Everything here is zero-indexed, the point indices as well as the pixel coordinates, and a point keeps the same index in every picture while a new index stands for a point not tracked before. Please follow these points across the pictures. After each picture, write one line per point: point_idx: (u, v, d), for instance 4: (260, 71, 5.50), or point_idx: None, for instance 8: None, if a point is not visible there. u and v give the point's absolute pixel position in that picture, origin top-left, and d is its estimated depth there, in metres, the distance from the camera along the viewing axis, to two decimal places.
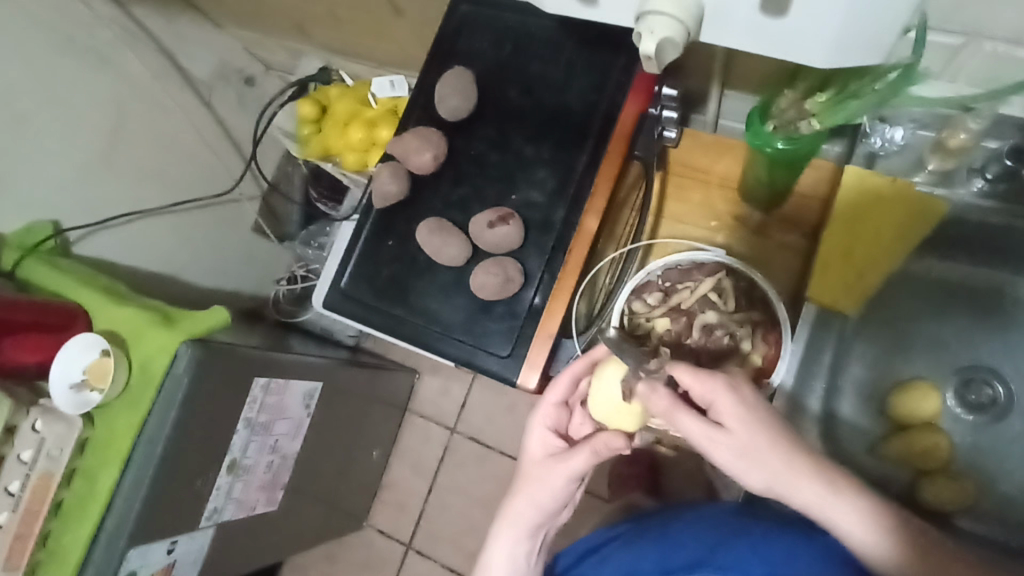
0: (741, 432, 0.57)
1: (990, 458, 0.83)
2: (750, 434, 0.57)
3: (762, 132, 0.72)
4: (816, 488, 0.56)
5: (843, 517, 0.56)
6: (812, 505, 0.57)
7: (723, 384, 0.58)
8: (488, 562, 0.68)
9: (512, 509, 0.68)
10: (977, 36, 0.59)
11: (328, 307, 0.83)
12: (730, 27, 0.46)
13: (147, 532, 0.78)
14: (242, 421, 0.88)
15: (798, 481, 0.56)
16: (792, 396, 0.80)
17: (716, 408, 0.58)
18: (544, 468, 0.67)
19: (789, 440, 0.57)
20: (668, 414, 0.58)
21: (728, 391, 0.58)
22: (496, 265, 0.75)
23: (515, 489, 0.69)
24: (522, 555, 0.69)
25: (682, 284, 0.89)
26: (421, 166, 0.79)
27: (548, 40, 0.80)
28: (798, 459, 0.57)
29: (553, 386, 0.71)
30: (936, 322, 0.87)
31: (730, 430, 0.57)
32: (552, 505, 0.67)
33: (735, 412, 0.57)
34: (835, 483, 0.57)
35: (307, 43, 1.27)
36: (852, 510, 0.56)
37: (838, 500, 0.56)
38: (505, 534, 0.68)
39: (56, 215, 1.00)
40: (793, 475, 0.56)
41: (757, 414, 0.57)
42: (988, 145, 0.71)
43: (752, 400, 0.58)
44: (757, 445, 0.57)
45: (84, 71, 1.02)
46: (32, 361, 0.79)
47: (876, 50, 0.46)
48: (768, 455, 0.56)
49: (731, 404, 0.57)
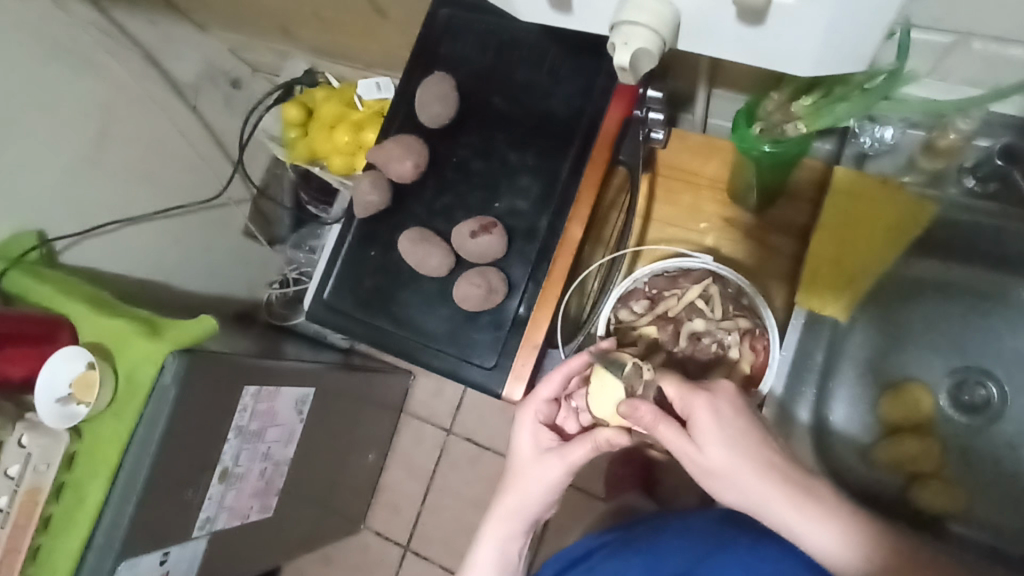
0: (712, 445, 0.57)
1: (983, 462, 0.82)
2: (722, 451, 0.57)
3: (748, 135, 0.69)
4: (788, 508, 0.55)
5: (815, 542, 0.54)
6: (785, 527, 0.56)
7: (699, 399, 0.59)
8: (478, 558, 0.68)
9: (505, 510, 0.68)
10: (967, 35, 0.57)
11: (312, 319, 0.82)
12: (708, 35, 0.45)
13: (137, 547, 0.77)
14: (233, 430, 0.87)
15: (768, 501, 0.55)
16: (781, 404, 0.80)
17: (694, 422, 0.58)
18: (539, 464, 0.67)
19: (762, 460, 0.56)
20: (653, 424, 0.59)
21: (705, 405, 0.58)
22: (480, 275, 0.74)
23: (508, 485, 0.69)
24: (511, 552, 0.69)
25: (669, 291, 0.87)
26: (403, 174, 0.78)
27: (531, 44, 0.78)
28: (770, 478, 0.56)
29: (546, 381, 0.69)
30: (928, 325, 0.85)
31: (703, 445, 0.57)
32: (544, 501, 0.68)
33: (710, 426, 0.57)
34: (812, 503, 0.55)
35: (293, 46, 1.26)
36: (825, 534, 0.54)
37: (810, 523, 0.54)
38: (495, 530, 0.68)
39: (41, 224, 0.99)
40: (767, 496, 0.55)
41: (734, 430, 0.57)
42: (980, 144, 0.69)
43: (731, 417, 0.58)
44: (728, 462, 0.56)
45: (65, 79, 1.00)
46: (16, 373, 0.79)
47: (857, 57, 0.44)
48: (737, 475, 0.56)
49: (705, 419, 0.57)
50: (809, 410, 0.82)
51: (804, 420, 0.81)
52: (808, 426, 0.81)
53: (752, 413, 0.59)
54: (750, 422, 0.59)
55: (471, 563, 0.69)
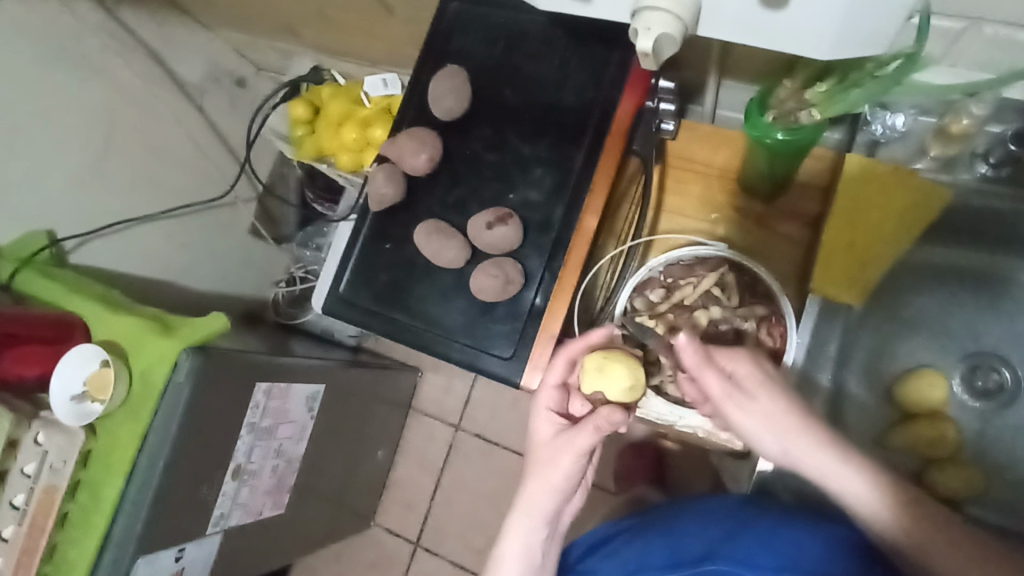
0: (761, 392, 0.57)
1: (997, 445, 0.83)
2: (770, 403, 0.57)
3: (760, 123, 0.70)
4: (835, 459, 0.56)
5: (854, 486, 0.56)
6: (827, 477, 0.57)
7: (741, 357, 0.59)
8: (504, 552, 0.67)
9: (526, 502, 0.67)
10: (979, 20, 0.58)
11: (328, 313, 0.83)
12: (725, 19, 0.46)
13: (155, 542, 0.77)
14: (245, 427, 0.87)
15: (813, 452, 0.57)
16: (803, 371, 0.81)
17: (739, 373, 0.59)
18: (551, 449, 0.65)
19: (807, 414, 0.57)
20: (698, 369, 0.58)
21: (748, 357, 0.59)
22: (496, 267, 0.75)
23: (527, 475, 0.67)
24: (536, 545, 0.68)
25: (685, 280, 0.90)
26: (417, 167, 0.78)
27: (541, 36, 0.79)
28: (815, 429, 0.57)
29: (552, 367, 0.69)
30: (941, 310, 0.86)
31: (750, 391, 0.58)
32: (563, 489, 0.66)
33: (758, 377, 0.58)
34: (852, 453, 0.56)
35: (298, 44, 1.26)
36: (862, 480, 0.55)
37: (850, 469, 0.56)
38: (520, 523, 0.67)
39: (51, 225, 0.99)
40: (812, 443, 0.57)
41: (777, 385, 0.58)
42: (992, 130, 0.70)
43: (772, 372, 0.59)
44: (778, 414, 0.57)
45: (73, 80, 1.00)
46: (31, 373, 0.79)
47: (871, 39, 0.45)
48: (782, 429, 0.57)
49: (752, 367, 0.58)
50: (831, 374, 0.83)
51: (825, 386, 0.82)
52: (828, 393, 0.82)
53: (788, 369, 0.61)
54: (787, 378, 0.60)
55: (497, 559, 0.68)
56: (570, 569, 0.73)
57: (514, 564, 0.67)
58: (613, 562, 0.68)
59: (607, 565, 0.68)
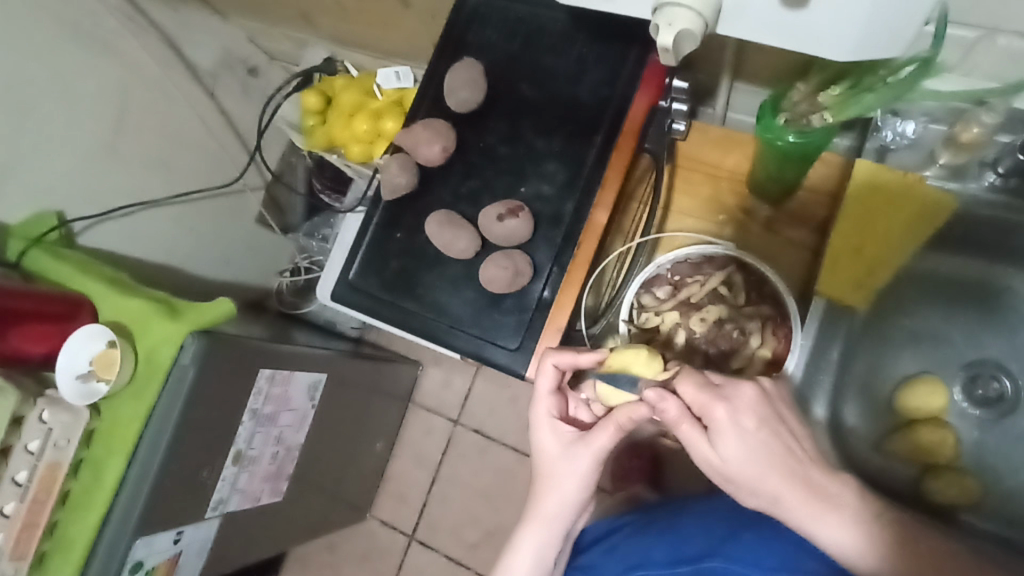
0: (731, 454, 0.53)
1: (995, 454, 0.84)
2: (741, 463, 0.53)
3: (773, 125, 0.72)
4: (810, 513, 0.51)
5: (834, 541, 0.51)
6: (803, 529, 0.52)
7: (717, 409, 0.54)
8: (516, 559, 0.67)
9: (541, 512, 0.66)
10: (993, 30, 0.58)
11: (336, 299, 0.83)
12: (746, 16, 0.47)
13: (155, 524, 0.78)
14: (247, 412, 0.87)
15: (786, 508, 0.52)
16: (799, 393, 0.85)
17: (712, 431, 0.54)
18: (565, 460, 0.64)
19: (784, 468, 0.52)
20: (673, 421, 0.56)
21: (725, 412, 0.54)
22: (506, 258, 0.75)
23: (540, 486, 0.66)
24: (548, 555, 0.67)
25: (692, 278, 0.92)
26: (431, 157, 0.79)
27: (558, 32, 0.79)
28: (791, 484, 0.52)
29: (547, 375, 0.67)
30: (942, 318, 0.87)
31: (723, 450, 0.54)
32: (576, 498, 0.65)
33: (730, 437, 0.53)
34: (832, 505, 0.51)
35: (313, 34, 1.27)
36: (842, 536, 0.51)
37: (828, 526, 0.51)
38: (533, 532, 0.66)
39: (60, 206, 0.99)
40: (786, 502, 0.52)
41: (754, 441, 0.53)
42: (1002, 139, 0.70)
43: (752, 427, 0.53)
44: (750, 470, 0.53)
45: (88, 60, 1.00)
46: (38, 350, 0.79)
47: (887, 40, 0.46)
48: (751, 484, 0.53)
49: (723, 428, 0.53)
50: (825, 407, 0.86)
51: (820, 418, 0.86)
52: (824, 423, 0.86)
53: (775, 412, 0.55)
54: (773, 424, 0.54)
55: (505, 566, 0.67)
56: (572, 563, 0.74)
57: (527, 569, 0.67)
58: (613, 557, 0.68)
59: (608, 561, 0.68)
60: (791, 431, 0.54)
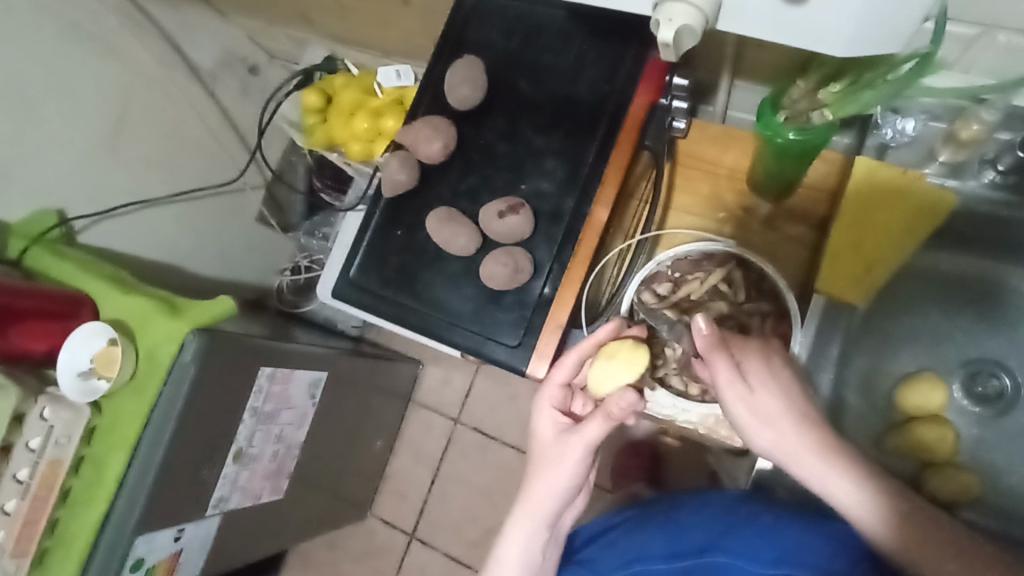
0: (762, 393, 0.55)
1: (995, 450, 0.84)
2: (770, 400, 0.55)
3: (772, 122, 0.72)
4: (826, 459, 0.54)
5: (848, 489, 0.53)
6: (814, 476, 0.54)
7: (751, 350, 0.57)
8: (503, 550, 0.66)
9: (529, 502, 0.66)
10: (992, 27, 0.58)
11: (337, 297, 0.84)
12: (744, 12, 0.47)
13: (156, 521, 0.78)
14: (248, 410, 0.87)
15: (807, 452, 0.54)
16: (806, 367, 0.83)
17: (746, 369, 0.56)
18: (556, 446, 0.65)
19: (807, 412, 0.55)
20: (706, 356, 0.57)
21: (758, 355, 0.57)
22: (506, 255, 0.76)
23: (530, 476, 0.66)
24: (535, 548, 0.66)
25: (691, 275, 0.92)
26: (431, 155, 0.79)
27: (558, 30, 0.79)
28: (811, 428, 0.54)
29: (559, 367, 0.69)
30: (942, 316, 0.87)
31: (754, 388, 0.55)
32: (565, 489, 0.65)
33: (763, 375, 0.56)
34: (846, 453, 0.54)
35: (313, 33, 1.27)
36: (855, 484, 0.53)
37: (844, 472, 0.53)
38: (521, 524, 0.66)
39: (61, 204, 0.99)
40: (808, 445, 0.54)
41: (783, 382, 0.56)
42: (1001, 137, 0.71)
43: (780, 370, 0.57)
44: (779, 408, 0.55)
45: (88, 59, 1.01)
46: (39, 348, 0.79)
47: (884, 36, 0.46)
48: (779, 421, 0.54)
49: (760, 366, 0.55)
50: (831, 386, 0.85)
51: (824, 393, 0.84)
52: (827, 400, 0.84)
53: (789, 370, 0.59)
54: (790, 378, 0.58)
55: (494, 560, 0.67)
56: (572, 556, 0.74)
57: (513, 562, 0.66)
58: (611, 553, 0.69)
59: (608, 556, 0.68)
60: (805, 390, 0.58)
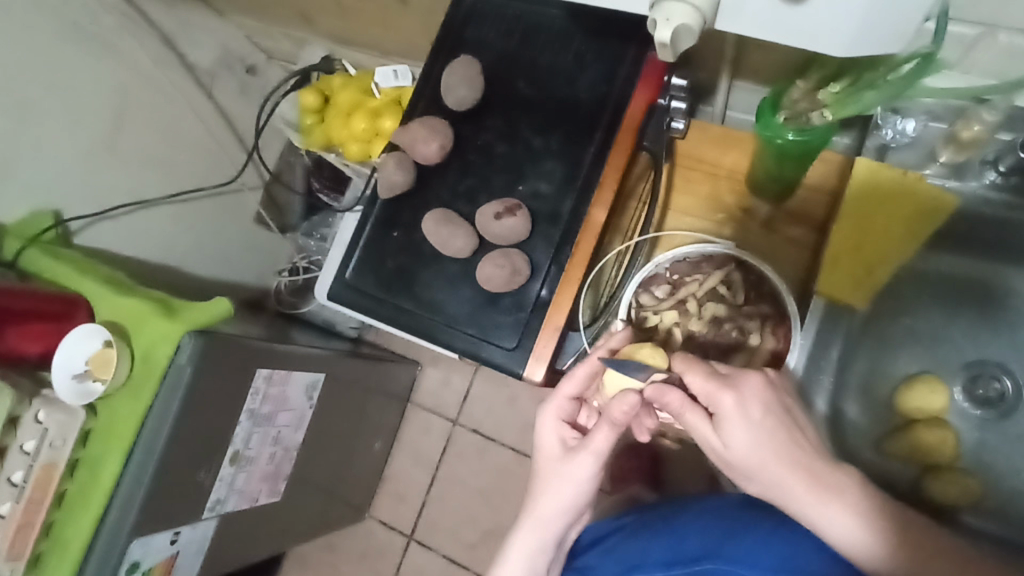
0: (736, 443, 0.54)
1: (997, 453, 0.83)
2: (745, 450, 0.54)
3: (771, 123, 0.72)
4: (808, 503, 0.53)
5: (835, 529, 0.52)
6: (804, 517, 0.54)
7: (726, 397, 0.54)
8: (509, 560, 0.66)
9: (537, 512, 0.65)
10: (993, 27, 0.58)
11: (333, 298, 0.83)
12: (742, 11, 0.46)
13: (150, 525, 0.77)
14: (244, 413, 0.86)
15: (788, 494, 0.53)
16: (802, 380, 0.83)
17: (719, 417, 0.55)
18: (563, 461, 0.64)
19: (788, 457, 0.53)
20: (678, 409, 0.57)
21: (732, 404, 0.54)
22: (504, 257, 0.75)
23: (537, 486, 0.66)
24: (541, 557, 0.67)
25: (691, 277, 0.92)
26: (429, 156, 0.78)
27: (557, 30, 0.79)
28: (793, 473, 0.53)
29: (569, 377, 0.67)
30: (943, 318, 0.86)
31: (728, 439, 0.55)
32: (572, 503, 0.65)
33: (736, 425, 0.54)
34: (832, 492, 0.53)
35: (311, 33, 1.26)
36: (842, 525, 0.52)
37: (829, 514, 0.52)
38: (528, 533, 0.66)
39: (57, 205, 0.99)
40: (789, 489, 0.53)
41: (761, 429, 0.54)
42: (1003, 137, 0.70)
43: (760, 416, 0.54)
44: (755, 458, 0.54)
45: (86, 59, 1.00)
46: (33, 349, 0.79)
47: (886, 35, 0.45)
48: (756, 468, 0.54)
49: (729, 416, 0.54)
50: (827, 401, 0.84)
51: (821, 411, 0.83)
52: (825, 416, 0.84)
53: (782, 402, 0.55)
54: (781, 415, 0.55)
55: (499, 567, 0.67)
56: (571, 563, 0.74)
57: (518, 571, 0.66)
58: (610, 559, 0.68)
59: (605, 564, 0.68)
60: (799, 422, 0.55)
